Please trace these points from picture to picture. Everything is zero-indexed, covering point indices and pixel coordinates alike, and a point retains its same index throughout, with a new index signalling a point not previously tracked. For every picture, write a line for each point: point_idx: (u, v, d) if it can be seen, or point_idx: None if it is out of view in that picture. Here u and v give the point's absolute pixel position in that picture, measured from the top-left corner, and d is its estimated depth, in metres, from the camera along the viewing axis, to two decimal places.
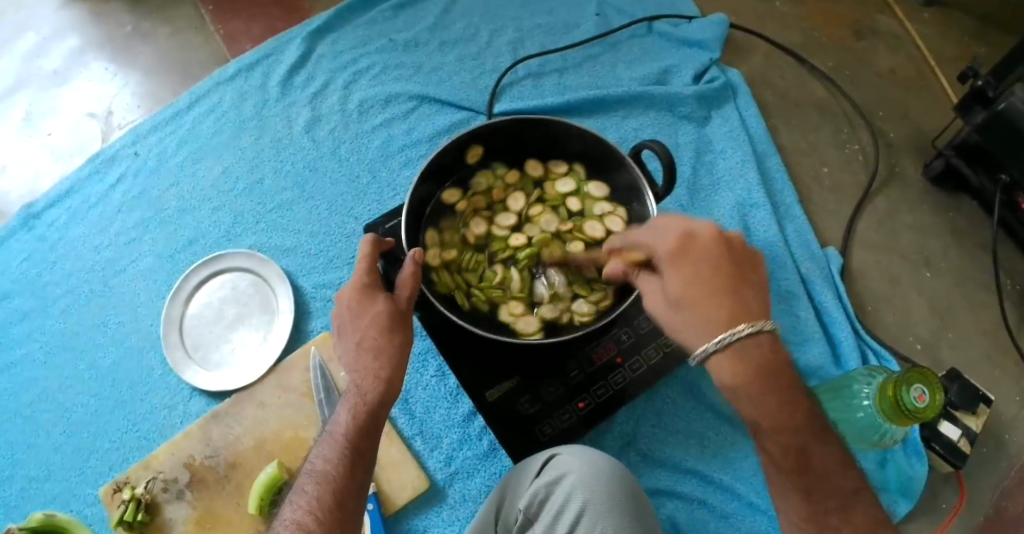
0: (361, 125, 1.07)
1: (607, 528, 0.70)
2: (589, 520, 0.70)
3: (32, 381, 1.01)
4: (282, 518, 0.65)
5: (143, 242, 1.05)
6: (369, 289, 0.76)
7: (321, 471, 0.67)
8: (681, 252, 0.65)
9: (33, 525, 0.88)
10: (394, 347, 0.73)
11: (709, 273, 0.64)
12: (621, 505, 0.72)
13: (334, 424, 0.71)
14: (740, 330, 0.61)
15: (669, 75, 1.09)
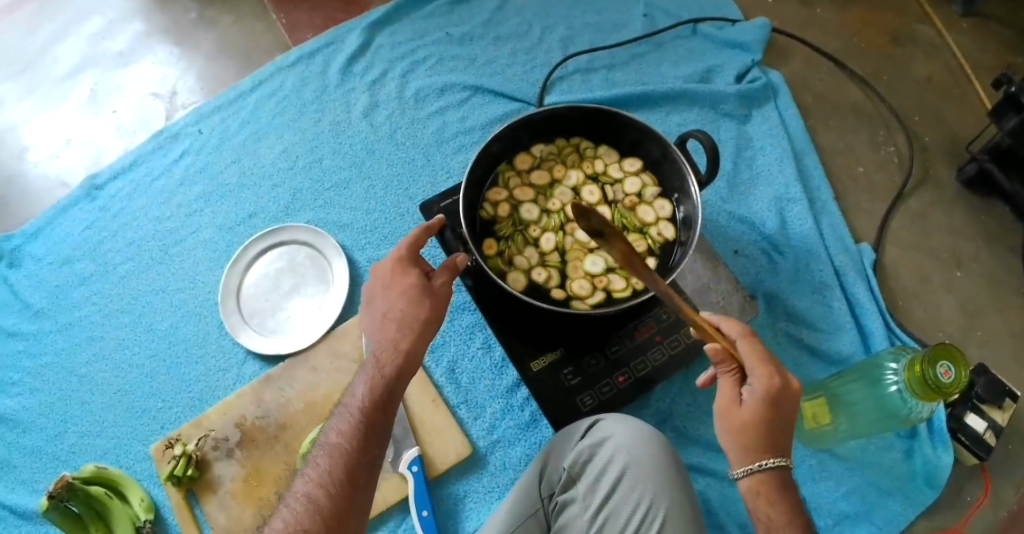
0: (417, 112, 1.07)
1: (646, 490, 0.75)
2: (629, 483, 0.76)
3: (91, 341, 1.07)
4: (295, 490, 0.67)
5: (203, 214, 1.08)
6: (405, 264, 0.76)
7: (334, 444, 0.68)
8: (732, 407, 0.71)
9: (86, 477, 0.96)
10: (418, 324, 0.73)
11: (756, 430, 0.69)
12: (659, 466, 0.76)
13: (350, 396, 0.71)
14: (754, 468, 0.69)
15: (711, 74, 1.11)
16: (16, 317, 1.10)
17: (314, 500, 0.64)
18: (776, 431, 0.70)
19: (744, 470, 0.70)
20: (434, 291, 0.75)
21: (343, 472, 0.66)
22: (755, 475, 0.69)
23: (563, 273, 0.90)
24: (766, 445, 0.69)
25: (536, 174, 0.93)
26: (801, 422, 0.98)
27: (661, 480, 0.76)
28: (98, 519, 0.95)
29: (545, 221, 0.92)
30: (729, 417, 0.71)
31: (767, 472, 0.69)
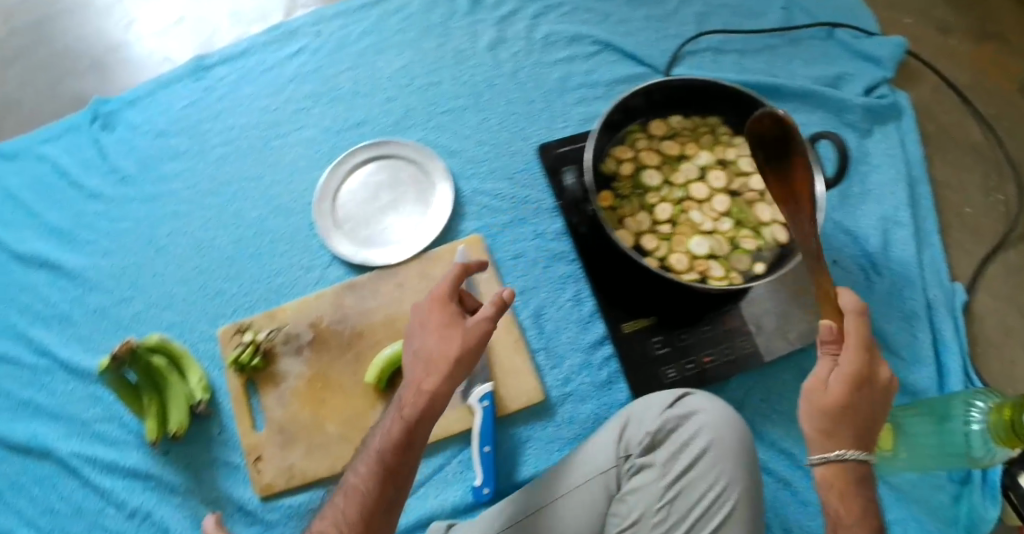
0: (542, 57, 1.05)
1: (723, 472, 0.76)
2: (708, 461, 0.76)
3: (174, 215, 1.05)
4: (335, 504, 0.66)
5: (310, 114, 1.05)
6: (445, 301, 0.72)
7: (352, 486, 0.66)
8: (818, 387, 0.70)
9: (151, 345, 0.95)
10: (449, 364, 0.68)
11: (838, 414, 0.69)
12: (738, 450, 0.77)
13: (375, 435, 0.69)
14: (830, 454, 0.70)
15: (842, 81, 1.08)
16: (101, 179, 1.09)
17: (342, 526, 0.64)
18: (858, 415, 0.69)
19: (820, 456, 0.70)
20: (464, 327, 0.70)
21: (357, 517, 0.64)
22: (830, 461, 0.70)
23: (669, 245, 0.89)
24: (847, 433, 0.69)
25: (668, 144, 0.93)
26: None
27: (738, 464, 0.77)
28: (154, 390, 0.95)
29: (665, 190, 0.92)
30: (812, 399, 0.70)
31: (840, 461, 0.70)
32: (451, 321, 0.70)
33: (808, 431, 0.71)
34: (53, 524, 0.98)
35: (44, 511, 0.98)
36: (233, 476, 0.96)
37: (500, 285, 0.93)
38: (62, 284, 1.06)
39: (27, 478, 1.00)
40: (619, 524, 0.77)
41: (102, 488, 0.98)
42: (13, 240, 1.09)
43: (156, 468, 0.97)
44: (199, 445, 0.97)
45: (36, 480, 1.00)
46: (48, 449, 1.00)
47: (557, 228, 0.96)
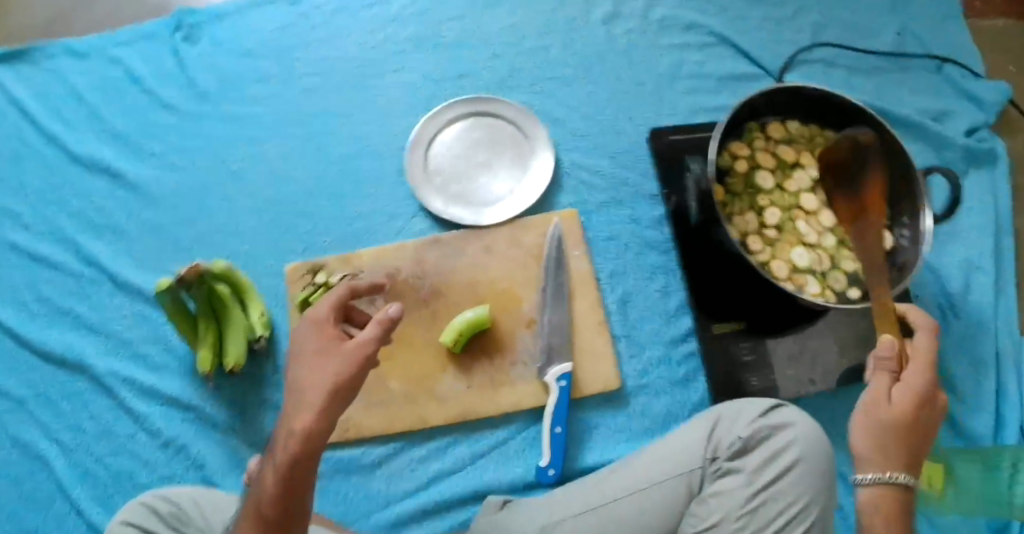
0: (657, 39, 1.02)
1: (810, 489, 0.73)
2: (796, 477, 0.74)
3: (251, 139, 1.00)
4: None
5: (409, 57, 1.01)
6: (330, 336, 0.63)
7: None
8: (880, 402, 0.65)
9: (216, 270, 0.89)
10: (337, 396, 0.59)
11: (897, 432, 0.65)
12: (826, 471, 0.75)
13: (256, 486, 0.60)
14: (870, 476, 0.65)
15: (945, 118, 1.06)
16: (175, 92, 1.04)
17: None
18: (917, 437, 0.65)
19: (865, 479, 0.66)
20: (342, 350, 0.60)
21: None
22: (880, 486, 0.65)
23: (773, 250, 0.88)
24: (907, 460, 0.65)
25: (785, 149, 0.92)
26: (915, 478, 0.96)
27: (825, 485, 0.74)
28: (211, 318, 0.90)
29: (776, 195, 0.90)
30: (871, 410, 0.66)
31: (885, 488, 0.65)
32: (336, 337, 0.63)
33: (856, 446, 0.66)
34: (78, 442, 0.93)
35: (70, 426, 0.94)
36: (280, 420, 0.93)
37: (591, 264, 0.92)
38: (119, 195, 1.01)
39: (55, 391, 0.95)
40: (696, 525, 0.75)
41: (137, 412, 0.93)
42: (74, 143, 1.03)
43: (198, 400, 0.93)
44: (250, 383, 0.94)
45: (66, 394, 0.95)
46: (83, 363, 0.95)
47: (657, 215, 0.95)
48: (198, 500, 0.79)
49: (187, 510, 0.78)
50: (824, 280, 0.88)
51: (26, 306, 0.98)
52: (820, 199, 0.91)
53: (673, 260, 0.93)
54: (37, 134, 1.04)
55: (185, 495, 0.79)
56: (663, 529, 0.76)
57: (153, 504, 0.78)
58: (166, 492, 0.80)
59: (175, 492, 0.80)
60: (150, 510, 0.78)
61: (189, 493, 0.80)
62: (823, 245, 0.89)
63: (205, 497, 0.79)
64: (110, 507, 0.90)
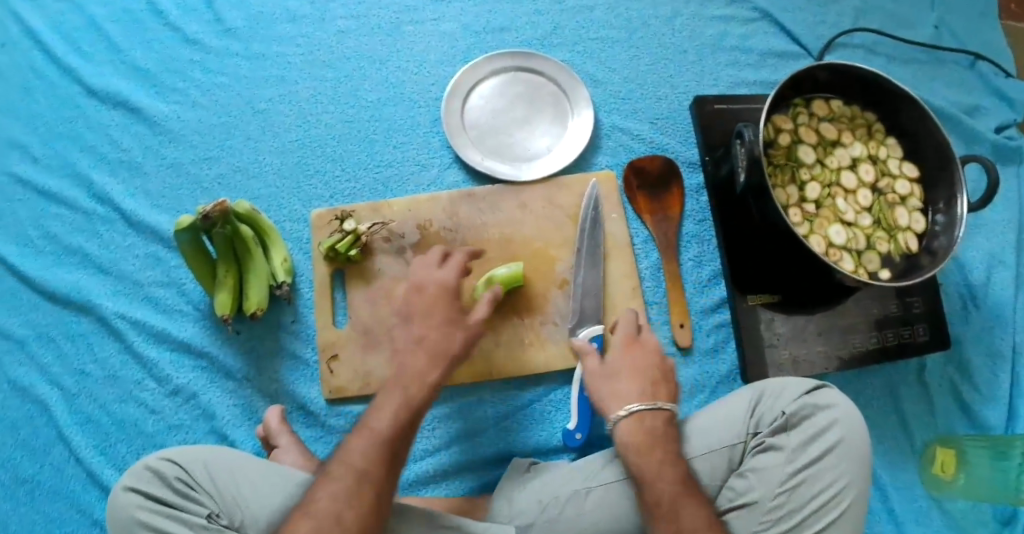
0: (701, 9, 1.03)
1: (848, 471, 0.72)
2: (836, 459, 0.72)
3: (280, 79, 0.99)
4: (317, 505, 0.64)
5: (450, 6, 1.00)
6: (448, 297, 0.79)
7: (352, 474, 0.66)
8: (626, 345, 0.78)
9: (240, 213, 0.84)
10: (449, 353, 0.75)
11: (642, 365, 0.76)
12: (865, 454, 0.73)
13: (367, 424, 0.69)
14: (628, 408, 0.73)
15: (976, 113, 1.06)
16: (202, 27, 1.02)
17: (343, 522, 0.64)
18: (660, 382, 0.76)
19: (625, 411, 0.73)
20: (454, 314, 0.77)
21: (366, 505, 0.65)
22: (636, 419, 0.73)
23: (811, 224, 0.87)
24: (618, 369, 0.76)
25: (827, 126, 0.91)
26: (931, 467, 0.94)
27: (863, 469, 0.73)
28: (231, 263, 0.85)
29: (816, 171, 0.90)
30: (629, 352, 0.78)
31: (641, 418, 0.72)
32: (447, 321, 0.76)
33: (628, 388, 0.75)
34: (81, 387, 0.88)
35: (71, 370, 0.89)
36: (298, 372, 0.89)
37: (628, 230, 0.91)
38: (135, 128, 0.98)
39: (58, 330, 0.90)
40: (732, 499, 0.74)
41: (145, 358, 0.89)
42: (91, 74, 1.01)
43: (211, 346, 0.89)
44: (266, 331, 0.90)
45: (70, 334, 0.90)
46: (89, 303, 0.91)
47: (694, 184, 0.95)
48: (207, 463, 0.73)
49: (197, 475, 0.72)
50: (858, 258, 0.88)
51: (31, 243, 0.94)
52: (858, 180, 0.90)
53: (707, 230, 0.93)
54: (50, 62, 1.02)
55: (192, 458, 0.73)
56: None
57: (157, 468, 0.71)
58: (167, 454, 0.73)
59: (176, 453, 0.73)
60: (154, 473, 0.71)
61: (194, 455, 0.73)
62: (859, 224, 0.89)
63: (214, 460, 0.74)
64: (112, 458, 0.86)
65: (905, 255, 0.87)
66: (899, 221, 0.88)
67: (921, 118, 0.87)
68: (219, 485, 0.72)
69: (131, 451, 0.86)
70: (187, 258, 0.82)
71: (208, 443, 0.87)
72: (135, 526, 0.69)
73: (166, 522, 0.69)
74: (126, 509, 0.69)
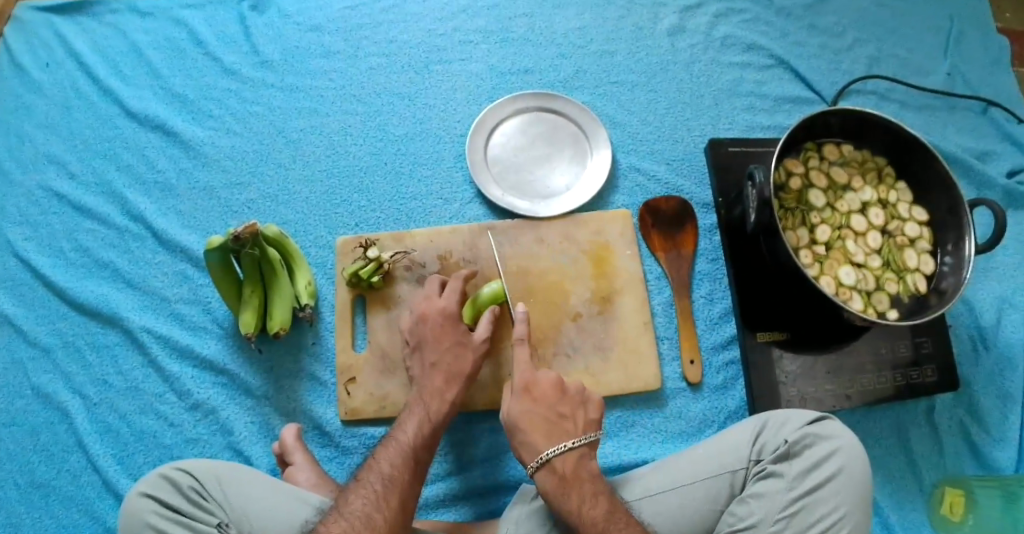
0: (719, 55, 1.07)
1: (846, 501, 0.73)
2: (834, 488, 0.73)
3: (312, 112, 1.04)
4: (350, 507, 0.70)
5: (478, 47, 1.06)
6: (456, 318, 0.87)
7: (389, 474, 0.73)
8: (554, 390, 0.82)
9: (268, 237, 0.88)
10: (464, 376, 0.84)
11: (548, 412, 0.80)
12: (864, 488, 0.74)
13: (399, 434, 0.78)
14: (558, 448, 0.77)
15: (988, 157, 1.07)
16: (239, 58, 1.08)
17: (374, 523, 0.69)
18: (575, 418, 0.80)
19: (557, 449, 0.77)
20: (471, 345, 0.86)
21: (398, 503, 0.72)
22: (569, 454, 0.77)
23: (821, 265, 0.90)
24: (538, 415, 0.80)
25: (838, 170, 0.94)
26: (937, 507, 0.94)
27: (862, 502, 0.74)
28: (256, 283, 0.89)
29: (827, 213, 0.92)
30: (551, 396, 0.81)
31: (574, 453, 0.77)
32: (459, 345, 0.85)
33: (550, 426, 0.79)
34: (102, 398, 0.93)
35: (95, 381, 0.94)
36: (316, 392, 0.92)
37: (641, 265, 0.94)
38: (170, 151, 1.04)
39: (84, 342, 0.95)
40: (733, 524, 0.75)
41: (168, 372, 0.93)
42: (131, 97, 1.07)
43: (234, 365, 0.93)
44: (288, 352, 0.94)
45: (95, 346, 0.95)
46: (116, 317, 0.96)
47: (708, 223, 0.98)
48: (220, 477, 0.76)
49: (209, 486, 0.75)
50: (867, 299, 0.90)
51: (62, 255, 1.00)
52: (869, 222, 0.93)
53: (720, 269, 0.96)
54: (90, 83, 1.09)
55: (205, 470, 0.76)
56: (700, 527, 0.77)
57: (172, 476, 0.74)
58: (181, 463, 0.76)
59: (192, 464, 0.76)
60: (169, 481, 0.74)
61: (208, 467, 0.77)
62: (869, 265, 0.91)
63: (227, 474, 0.76)
64: (127, 469, 0.90)
65: (913, 297, 0.89)
66: (907, 264, 0.91)
67: (929, 163, 0.90)
68: (229, 496, 0.75)
69: (147, 462, 0.90)
70: (215, 277, 0.87)
71: (223, 457, 0.90)
72: (145, 530, 0.71)
73: (176, 528, 0.72)
74: (139, 514, 0.72)
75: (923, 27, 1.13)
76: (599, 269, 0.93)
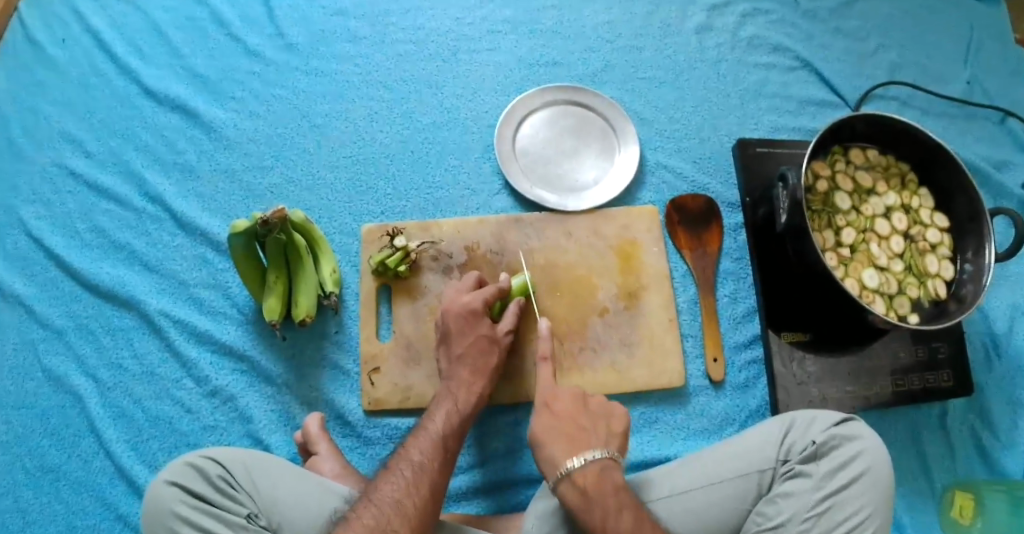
0: (745, 56, 1.08)
1: (873, 501, 0.74)
2: (861, 488, 0.74)
3: (336, 97, 1.03)
4: (380, 494, 0.70)
5: (506, 38, 1.06)
6: (482, 309, 0.85)
7: (420, 462, 0.73)
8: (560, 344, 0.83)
9: (295, 223, 0.87)
10: (489, 369, 0.84)
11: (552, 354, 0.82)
12: (890, 488, 0.75)
13: (429, 422, 0.78)
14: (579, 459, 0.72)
15: (1005, 167, 1.08)
16: (262, 40, 1.06)
17: (404, 508, 0.69)
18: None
19: (552, 386, 0.80)
20: (499, 340, 0.85)
21: (428, 490, 0.71)
22: (563, 391, 0.79)
23: (845, 267, 0.91)
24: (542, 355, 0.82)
25: (864, 174, 0.95)
26: (948, 511, 0.95)
27: (886, 502, 0.74)
28: (281, 270, 0.88)
29: (851, 217, 0.93)
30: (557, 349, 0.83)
31: (568, 390, 0.79)
32: (489, 338, 0.84)
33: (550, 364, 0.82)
34: (117, 382, 0.92)
35: (110, 364, 0.92)
36: (338, 381, 0.92)
37: (667, 262, 0.94)
38: (190, 132, 1.03)
39: (98, 324, 0.94)
40: (761, 523, 0.76)
41: (186, 357, 0.92)
42: (150, 76, 1.05)
43: (254, 351, 0.92)
44: (310, 339, 0.93)
45: (110, 328, 0.94)
46: (133, 300, 0.94)
47: (733, 223, 0.98)
48: (248, 465, 0.76)
49: (237, 474, 0.75)
50: (889, 302, 0.90)
51: (77, 235, 0.98)
52: (892, 227, 0.94)
53: (744, 268, 0.96)
54: (108, 60, 1.07)
55: (232, 458, 0.76)
56: (729, 525, 0.77)
57: (199, 465, 0.74)
58: (208, 452, 0.76)
59: (219, 453, 0.76)
60: (197, 469, 0.74)
61: (235, 455, 0.76)
62: (891, 269, 0.92)
63: (254, 462, 0.76)
64: (142, 454, 0.88)
65: (934, 302, 0.91)
66: (928, 269, 0.92)
67: (954, 171, 0.91)
68: (257, 485, 0.74)
69: (162, 448, 0.89)
70: (238, 263, 0.86)
71: (241, 445, 0.89)
72: (173, 518, 0.71)
73: (204, 517, 0.71)
74: (166, 502, 0.71)
75: (944, 35, 1.14)
76: (625, 266, 0.93)
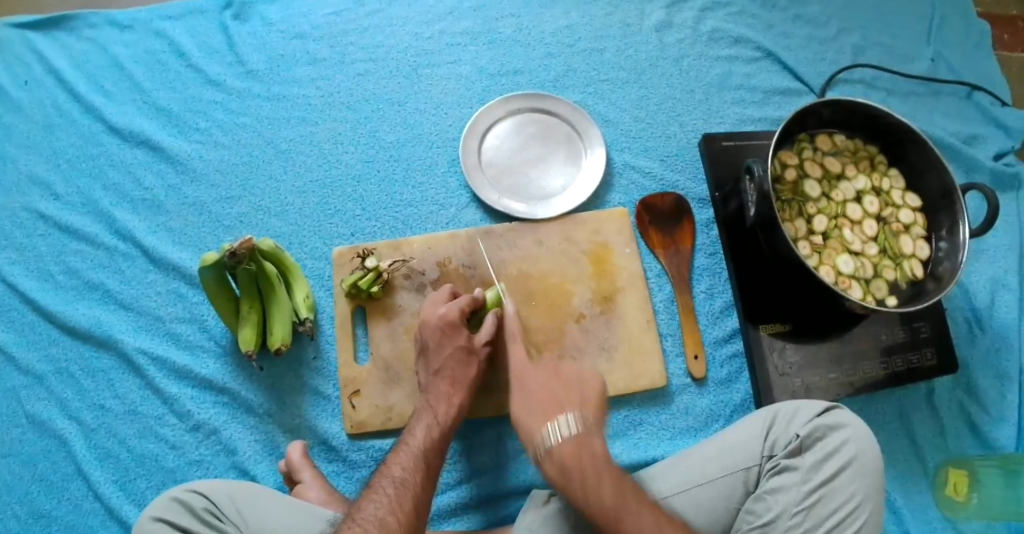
0: (707, 49, 1.07)
1: (860, 488, 0.74)
2: (848, 476, 0.74)
3: (299, 121, 1.03)
4: (362, 514, 0.69)
5: (465, 49, 1.05)
6: (459, 322, 0.85)
7: (402, 478, 0.72)
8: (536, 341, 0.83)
9: (264, 251, 0.86)
10: (468, 382, 0.83)
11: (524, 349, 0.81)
12: (877, 475, 0.75)
13: (410, 437, 0.77)
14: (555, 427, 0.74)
15: (974, 141, 1.08)
16: (223, 69, 1.06)
17: (386, 526, 0.68)
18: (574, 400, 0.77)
19: (554, 430, 0.74)
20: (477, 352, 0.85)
21: (411, 506, 0.70)
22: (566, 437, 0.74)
23: (819, 255, 0.90)
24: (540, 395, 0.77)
25: (832, 159, 0.95)
26: (941, 488, 0.95)
27: (875, 488, 0.75)
28: (254, 299, 0.88)
29: (822, 204, 0.93)
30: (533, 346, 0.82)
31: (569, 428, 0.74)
32: (466, 351, 0.84)
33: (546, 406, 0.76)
34: (100, 423, 0.91)
35: (91, 405, 0.92)
36: (320, 407, 0.91)
37: (640, 264, 0.94)
38: (158, 166, 1.02)
39: (77, 366, 0.93)
40: (752, 522, 0.75)
41: (166, 394, 0.91)
42: (114, 113, 1.05)
43: (234, 383, 0.92)
44: (289, 366, 0.93)
45: (89, 370, 0.93)
46: (110, 340, 0.94)
47: (705, 218, 0.98)
48: (235, 495, 0.75)
49: (224, 506, 0.74)
50: (866, 286, 0.90)
51: (50, 278, 0.98)
52: (864, 211, 0.93)
53: (718, 263, 0.96)
54: (71, 99, 1.06)
55: (218, 489, 0.75)
56: (719, 525, 0.77)
57: (184, 499, 0.73)
58: (193, 485, 0.75)
59: (204, 485, 0.76)
60: (181, 504, 0.73)
61: (220, 486, 0.76)
62: (866, 253, 0.91)
63: (241, 491, 0.76)
64: (130, 493, 0.88)
65: (911, 283, 0.90)
66: (904, 250, 0.91)
67: (921, 151, 0.90)
68: (244, 516, 0.74)
69: (150, 486, 0.88)
70: (210, 294, 0.85)
71: (228, 477, 0.89)
72: None
73: None
74: None
75: (905, 13, 1.14)
76: (598, 270, 0.93)
